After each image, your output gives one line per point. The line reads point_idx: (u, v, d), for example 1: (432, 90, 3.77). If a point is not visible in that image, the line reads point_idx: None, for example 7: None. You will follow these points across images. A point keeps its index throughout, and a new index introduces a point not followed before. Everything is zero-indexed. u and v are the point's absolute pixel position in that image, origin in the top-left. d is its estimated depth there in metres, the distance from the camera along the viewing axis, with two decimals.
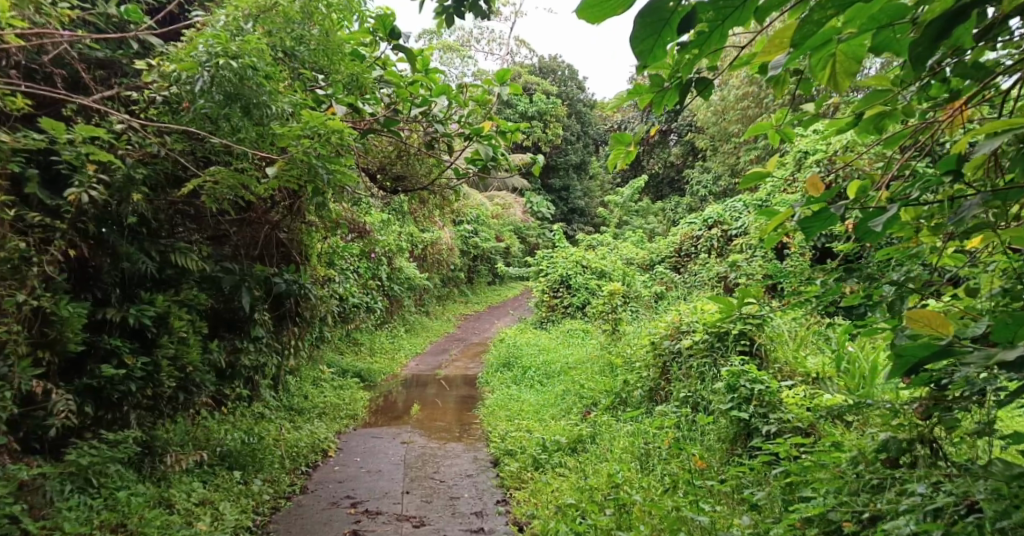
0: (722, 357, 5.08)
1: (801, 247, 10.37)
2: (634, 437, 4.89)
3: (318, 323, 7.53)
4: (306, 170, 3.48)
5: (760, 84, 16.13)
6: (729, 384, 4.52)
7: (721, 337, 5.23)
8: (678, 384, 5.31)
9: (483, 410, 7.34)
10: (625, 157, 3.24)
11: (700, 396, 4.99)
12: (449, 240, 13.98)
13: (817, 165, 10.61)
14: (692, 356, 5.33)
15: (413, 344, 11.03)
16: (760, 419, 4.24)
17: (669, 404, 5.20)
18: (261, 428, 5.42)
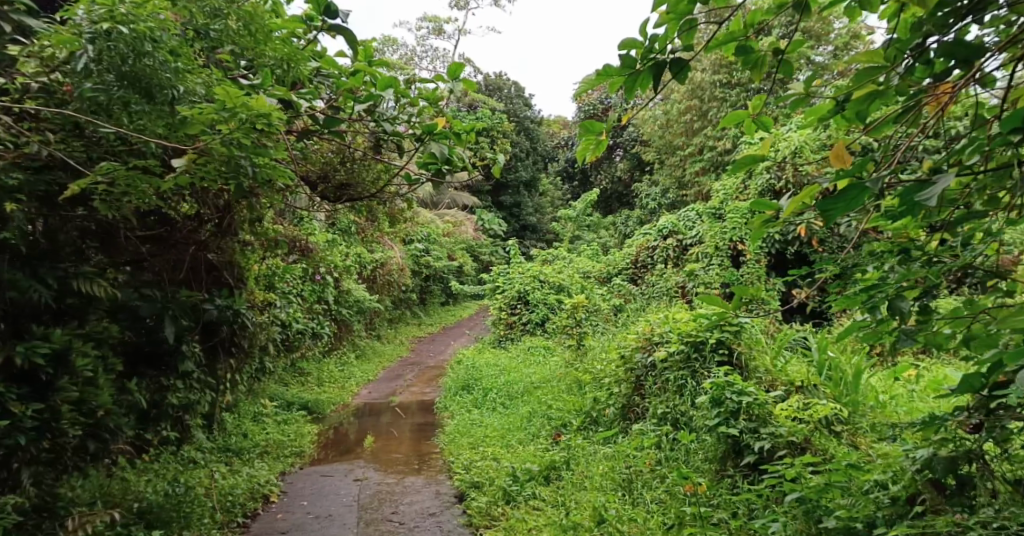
0: (700, 368, 4.70)
1: (757, 253, 10.20)
2: (614, 462, 4.46)
3: (259, 353, 6.97)
4: (225, 163, 3.06)
5: (704, 94, 16.10)
6: (715, 398, 4.08)
7: (698, 347, 4.86)
8: (653, 400, 4.91)
9: (443, 438, 6.85)
10: (596, 149, 3.01)
11: (681, 412, 4.60)
12: (400, 260, 13.46)
13: (767, 171, 10.47)
14: (667, 369, 4.94)
15: (365, 370, 10.46)
16: (754, 436, 3.85)
17: (646, 423, 4.80)
18: (188, 477, 5.09)
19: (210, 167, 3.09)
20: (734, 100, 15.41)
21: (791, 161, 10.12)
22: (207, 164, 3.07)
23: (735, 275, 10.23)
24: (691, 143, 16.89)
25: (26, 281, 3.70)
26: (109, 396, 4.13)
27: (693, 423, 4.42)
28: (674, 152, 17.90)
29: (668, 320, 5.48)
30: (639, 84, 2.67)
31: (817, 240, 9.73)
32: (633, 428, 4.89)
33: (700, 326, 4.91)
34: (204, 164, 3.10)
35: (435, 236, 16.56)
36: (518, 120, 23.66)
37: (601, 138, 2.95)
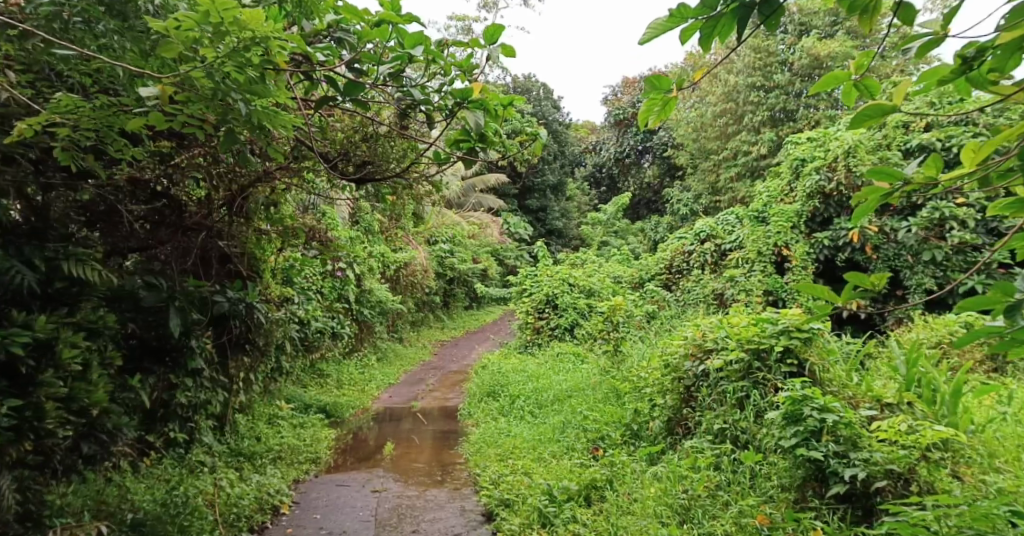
0: (768, 382, 4.17)
1: (804, 260, 9.68)
2: (666, 482, 3.98)
3: (274, 352, 6.54)
4: (214, 96, 2.66)
5: (740, 97, 15.49)
6: (791, 415, 3.67)
7: (761, 355, 4.33)
8: (708, 414, 4.40)
9: (468, 447, 6.35)
10: (661, 112, 2.59)
11: (742, 428, 4.11)
12: (424, 261, 13.03)
13: (816, 172, 10.10)
14: (724, 379, 4.43)
15: (386, 374, 10.01)
16: (842, 461, 3.40)
17: (697, 439, 4.34)
18: (192, 485, 4.61)
19: (197, 104, 2.75)
20: (773, 103, 14.82)
21: (843, 160, 9.77)
22: (192, 99, 2.72)
23: (779, 282, 9.63)
24: (726, 148, 16.28)
25: (6, 261, 3.34)
26: (103, 393, 3.69)
27: (763, 443, 3.91)
28: (706, 156, 17.31)
29: (721, 324, 4.94)
30: (719, 31, 2.13)
31: (870, 245, 9.34)
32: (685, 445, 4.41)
33: (764, 332, 4.38)
34: (185, 98, 2.73)
35: (460, 237, 16.09)
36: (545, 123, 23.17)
37: (668, 97, 2.53)
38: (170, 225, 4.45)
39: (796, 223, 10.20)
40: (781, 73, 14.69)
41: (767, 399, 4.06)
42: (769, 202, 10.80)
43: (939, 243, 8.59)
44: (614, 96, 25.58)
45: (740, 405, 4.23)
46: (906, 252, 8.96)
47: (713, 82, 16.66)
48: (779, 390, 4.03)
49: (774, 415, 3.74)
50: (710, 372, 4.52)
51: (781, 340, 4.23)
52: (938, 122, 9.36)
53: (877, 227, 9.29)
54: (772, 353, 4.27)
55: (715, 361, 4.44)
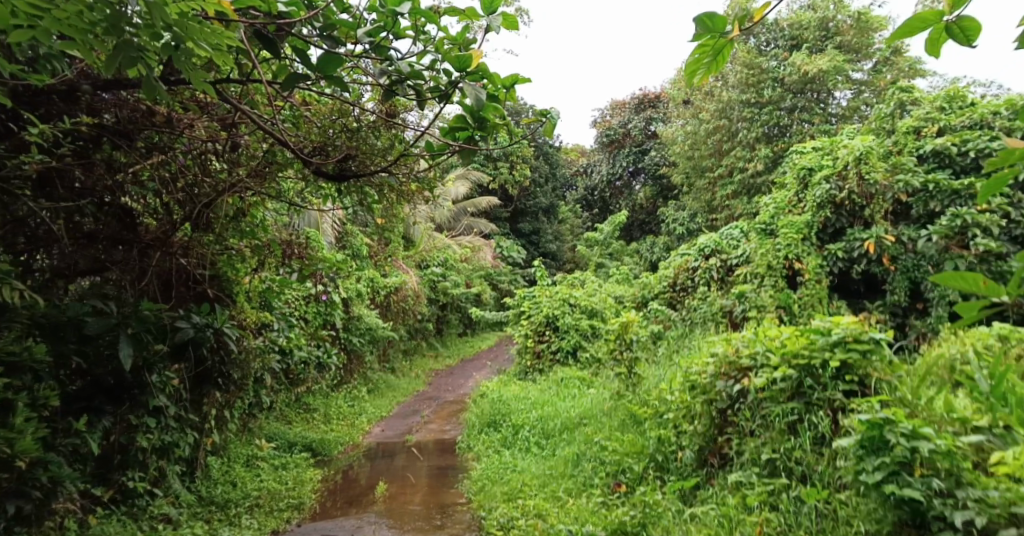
0: (823, 406, 3.75)
1: (817, 272, 9.12)
2: (714, 529, 3.51)
3: (252, 385, 5.91)
4: None
5: (735, 112, 15.06)
6: (869, 443, 3.27)
7: (812, 371, 3.87)
8: (751, 442, 3.89)
9: (469, 486, 5.69)
10: (712, 64, 2.09)
11: (796, 458, 3.69)
12: (416, 286, 12.43)
13: (825, 181, 9.44)
14: (767, 400, 3.95)
15: (378, 406, 9.35)
16: (947, 501, 2.99)
17: (740, 471, 3.87)
18: None
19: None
20: (767, 119, 14.39)
21: (853, 169, 9.12)
22: None
23: (791, 297, 9.05)
24: (721, 165, 15.80)
25: None
26: (28, 441, 3.07)
27: (829, 481, 3.51)
28: (701, 175, 16.79)
29: (758, 337, 4.39)
30: None
31: (887, 256, 8.67)
32: (727, 480, 3.94)
33: (814, 344, 3.92)
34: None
35: (453, 261, 15.49)
36: (536, 145, 22.65)
37: (724, 42, 2.03)
38: (125, 243, 3.88)
39: (806, 235, 9.51)
40: (773, 88, 14.29)
41: (824, 426, 3.66)
42: (777, 213, 10.29)
43: (962, 251, 7.99)
44: (603, 118, 25.17)
45: (793, 434, 3.82)
46: (925, 262, 8.34)
47: (706, 100, 16.25)
48: (839, 413, 3.66)
49: (847, 442, 3.34)
50: (751, 392, 4.05)
51: (835, 354, 3.79)
52: (950, 127, 8.88)
53: (893, 236, 8.68)
54: (825, 369, 3.82)
55: (755, 378, 3.99)
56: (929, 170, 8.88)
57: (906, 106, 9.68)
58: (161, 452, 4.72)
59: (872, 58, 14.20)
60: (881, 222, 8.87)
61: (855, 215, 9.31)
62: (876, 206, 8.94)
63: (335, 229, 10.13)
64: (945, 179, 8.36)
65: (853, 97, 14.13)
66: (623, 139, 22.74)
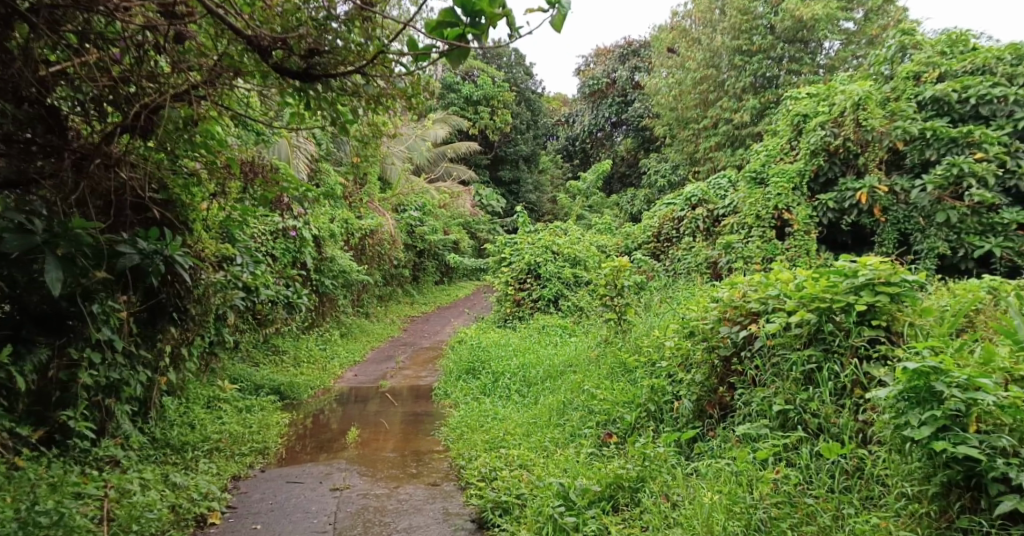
0: (845, 353, 3.51)
1: (808, 223, 8.79)
2: (727, 485, 3.29)
3: (213, 322, 5.48)
4: None
5: (723, 60, 14.55)
6: (912, 394, 2.99)
7: (830, 314, 3.58)
8: (762, 394, 3.64)
9: (447, 434, 5.36)
10: None
11: (812, 410, 3.46)
12: (391, 229, 11.96)
13: (821, 127, 9.10)
14: (780, 346, 3.69)
15: (350, 350, 8.98)
16: (1011, 462, 2.75)
17: (748, 423, 3.64)
18: (80, 491, 3.58)
19: None
20: (757, 68, 13.91)
21: (851, 114, 8.75)
22: None
23: (779, 248, 8.76)
24: (705, 116, 15.27)
25: None
26: None
27: (850, 435, 3.31)
28: (685, 126, 16.16)
29: (768, 280, 4.07)
30: None
31: (878, 207, 8.38)
32: (731, 432, 3.71)
33: (837, 287, 3.62)
34: None
35: (430, 207, 14.97)
36: (518, 90, 21.94)
37: None
38: (55, 150, 3.42)
39: (797, 185, 9.19)
40: (765, 35, 13.78)
41: (846, 375, 3.43)
42: (769, 162, 9.95)
43: (956, 203, 7.72)
44: (587, 65, 24.44)
45: (808, 383, 3.59)
46: (916, 213, 8.06)
47: (693, 47, 15.70)
48: (860, 362, 3.42)
49: (886, 393, 3.04)
50: (761, 338, 3.79)
51: (860, 299, 3.52)
52: (952, 72, 8.56)
53: (886, 187, 8.35)
54: (848, 312, 3.55)
55: (767, 323, 3.72)
56: (926, 118, 8.52)
57: (908, 49, 9.23)
58: (109, 390, 4.31)
59: (863, 7, 13.88)
60: (875, 172, 8.53)
61: (849, 164, 8.96)
62: (871, 154, 8.58)
63: (303, 167, 9.57)
64: (944, 127, 7.99)
65: (842, 48, 13.90)
66: (607, 88, 22.13)
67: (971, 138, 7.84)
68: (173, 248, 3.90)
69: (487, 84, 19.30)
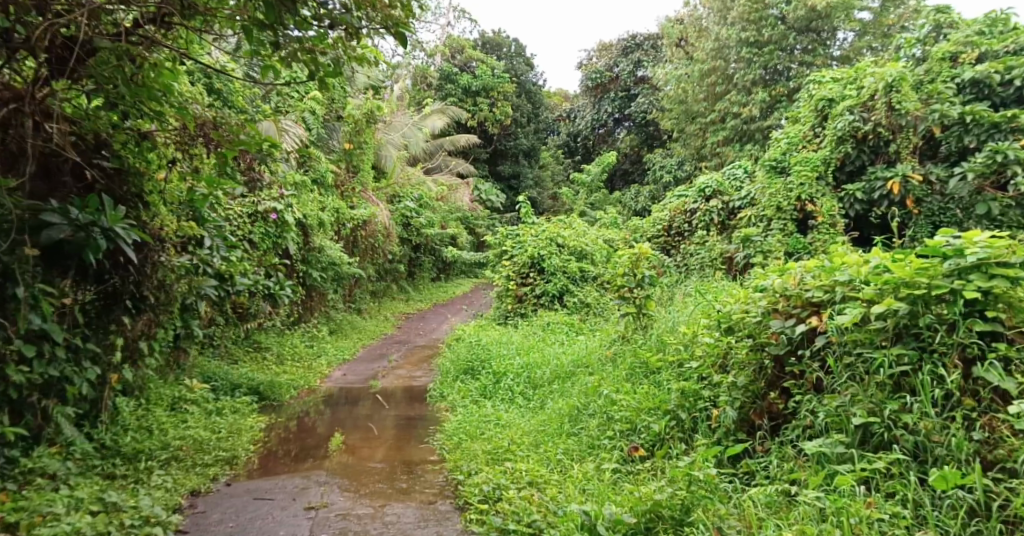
0: (949, 353, 2.99)
1: (832, 215, 7.86)
2: (816, 525, 2.71)
3: (179, 313, 4.83)
4: None
5: (731, 53, 13.88)
6: None
7: (925, 302, 3.09)
8: (843, 406, 3.12)
9: (443, 442, 4.69)
10: None
11: (907, 426, 2.94)
12: (386, 221, 11.31)
13: (848, 111, 8.03)
14: (856, 343, 3.23)
15: (340, 348, 8.32)
16: None
17: (820, 440, 3.12)
18: None
19: None
20: (768, 60, 13.21)
21: (882, 97, 7.71)
22: None
23: (801, 242, 7.86)
24: (712, 110, 14.53)
25: None
26: None
27: (965, 459, 2.77)
28: (692, 120, 15.35)
29: (830, 265, 3.54)
30: None
31: (910, 198, 7.45)
32: (797, 451, 3.21)
33: (937, 271, 3.09)
34: None
35: (428, 199, 14.25)
36: (518, 81, 21.19)
37: None
38: None
39: (822, 174, 8.26)
40: (775, 26, 13.08)
41: (952, 381, 2.91)
42: (789, 150, 9.31)
43: (997, 194, 6.84)
44: (588, 60, 23.67)
45: (898, 393, 3.07)
46: (954, 205, 7.17)
47: (702, 38, 15.00)
48: (977, 364, 2.92)
49: None
50: (826, 334, 3.34)
51: (969, 284, 2.98)
52: (993, 53, 7.80)
53: (920, 175, 7.44)
54: (951, 301, 3.03)
55: (839, 316, 3.24)
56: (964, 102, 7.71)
57: (943, 29, 8.63)
58: (46, 390, 3.67)
59: None
60: (908, 160, 7.64)
61: (879, 152, 7.98)
62: (903, 141, 7.69)
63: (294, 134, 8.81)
64: (986, 111, 7.16)
65: (855, 39, 13.28)
66: (610, 82, 21.45)
67: (1016, 123, 7.07)
68: (111, 220, 3.32)
69: (487, 74, 18.63)
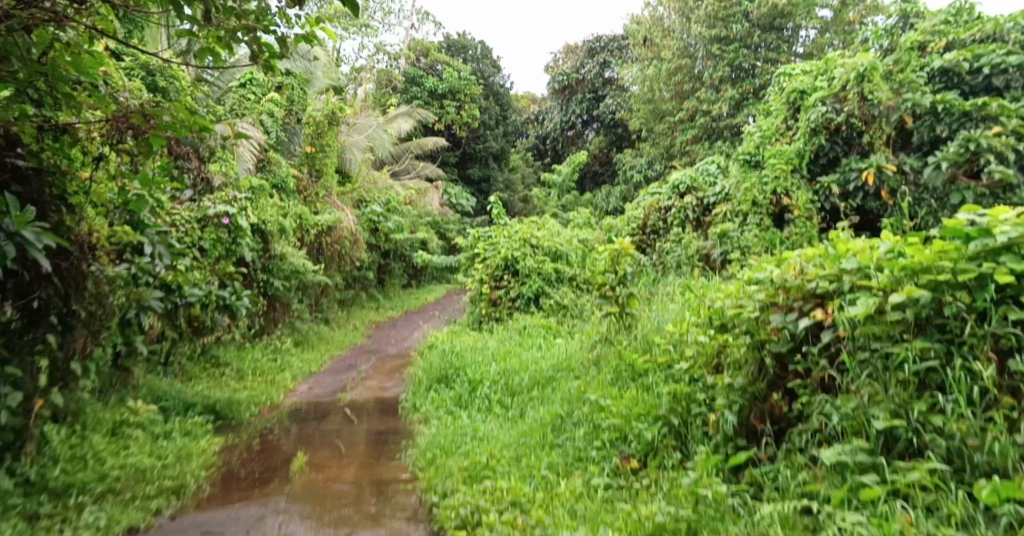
0: (982, 344, 2.75)
1: (808, 209, 7.54)
2: None
3: (118, 329, 4.41)
4: None
5: (698, 50, 13.70)
6: None
7: (943, 288, 2.86)
8: (862, 410, 2.87)
9: (416, 458, 4.33)
10: None
11: (938, 428, 2.69)
12: (354, 227, 10.95)
13: (820, 102, 7.67)
14: (874, 338, 2.97)
15: (306, 360, 7.91)
16: None
17: (841, 445, 2.88)
18: None
19: None
20: (734, 57, 13.06)
21: (854, 88, 7.42)
22: None
23: (779, 237, 7.54)
24: (680, 108, 14.30)
25: None
26: None
27: None
28: (660, 119, 15.08)
29: (833, 252, 3.33)
30: None
31: (885, 189, 7.04)
32: (818, 461, 2.94)
33: (961, 254, 2.87)
34: None
35: (396, 204, 13.83)
36: (485, 84, 20.89)
37: None
38: None
39: (796, 166, 7.85)
40: (740, 22, 12.94)
41: (989, 377, 2.66)
42: (763, 144, 9.11)
43: (972, 183, 6.37)
44: (555, 62, 23.45)
45: (923, 395, 2.82)
46: (929, 196, 6.75)
47: (666, 37, 14.78)
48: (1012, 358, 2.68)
49: None
50: (834, 329, 3.11)
51: (1001, 266, 2.72)
52: (961, 42, 7.37)
53: (895, 165, 7.05)
54: (979, 287, 2.80)
55: (851, 307, 2.97)
56: (934, 92, 7.26)
57: (909, 19, 8.41)
58: None
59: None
60: (882, 150, 7.23)
61: (852, 143, 7.69)
62: (876, 131, 7.30)
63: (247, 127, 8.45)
64: (956, 99, 6.72)
65: (817, 37, 13.10)
66: (576, 84, 21.16)
67: (987, 111, 6.61)
68: (17, 223, 3.10)
69: (452, 77, 18.29)
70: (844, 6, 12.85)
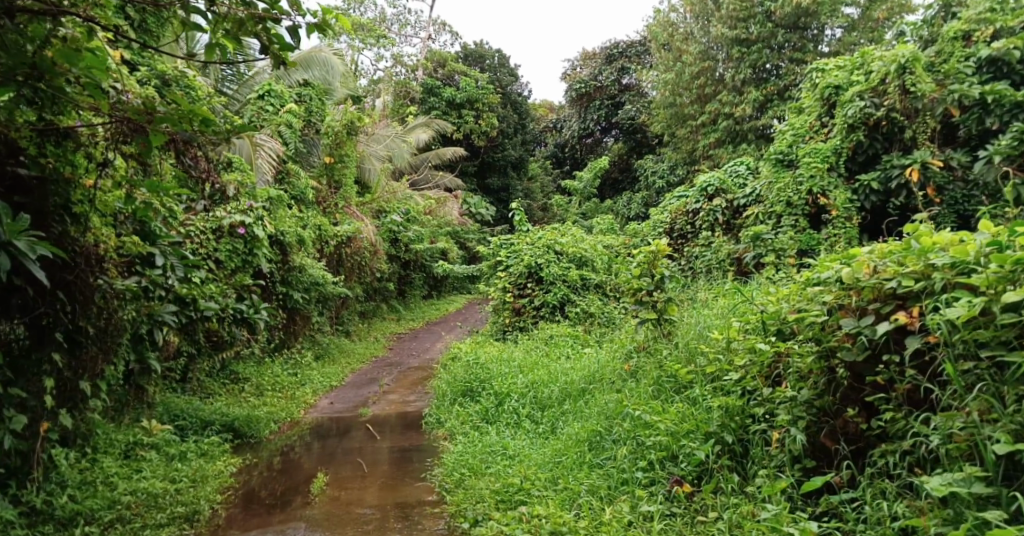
0: None
1: (847, 207, 6.98)
2: None
3: (129, 343, 4.15)
4: None
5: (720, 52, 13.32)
6: None
7: None
8: (974, 431, 2.54)
9: (442, 478, 4.01)
10: None
11: None
12: (372, 237, 10.68)
13: (857, 97, 7.08)
14: (985, 344, 2.62)
15: (327, 374, 7.63)
16: None
17: (950, 473, 2.55)
18: None
19: None
20: (757, 58, 12.68)
21: (894, 81, 6.82)
22: None
23: (817, 239, 7.04)
24: (702, 112, 13.91)
25: None
26: None
27: None
28: (682, 123, 14.70)
29: (915, 247, 2.96)
30: None
31: (931, 187, 6.54)
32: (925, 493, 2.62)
33: None
34: None
35: (415, 213, 13.55)
36: (503, 92, 20.64)
37: None
38: None
39: (833, 165, 7.27)
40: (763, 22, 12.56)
41: None
42: (795, 143, 8.72)
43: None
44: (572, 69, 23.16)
45: None
46: (979, 192, 6.37)
47: (686, 40, 14.40)
48: None
49: None
50: (919, 337, 2.78)
51: None
52: (1010, 30, 6.74)
53: (940, 161, 6.56)
54: None
55: (946, 310, 2.65)
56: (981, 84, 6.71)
57: (951, 9, 7.98)
58: None
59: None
60: (925, 146, 6.72)
61: (893, 139, 7.05)
62: (919, 125, 6.73)
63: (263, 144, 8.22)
64: (1008, 89, 6.27)
65: (843, 36, 12.61)
66: (593, 92, 20.71)
67: None
68: (8, 232, 2.83)
69: (469, 86, 18.05)
70: (871, 4, 12.38)
